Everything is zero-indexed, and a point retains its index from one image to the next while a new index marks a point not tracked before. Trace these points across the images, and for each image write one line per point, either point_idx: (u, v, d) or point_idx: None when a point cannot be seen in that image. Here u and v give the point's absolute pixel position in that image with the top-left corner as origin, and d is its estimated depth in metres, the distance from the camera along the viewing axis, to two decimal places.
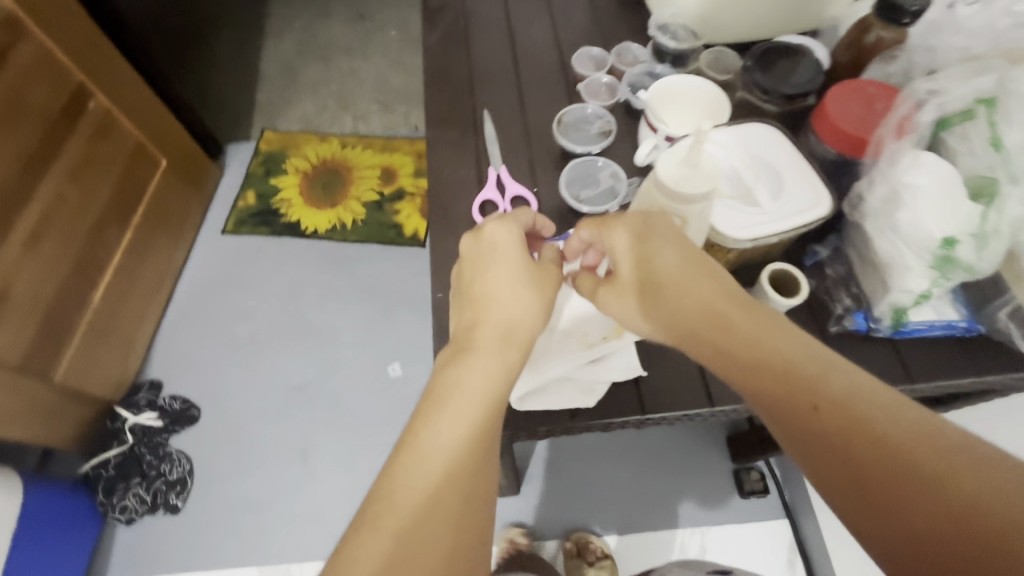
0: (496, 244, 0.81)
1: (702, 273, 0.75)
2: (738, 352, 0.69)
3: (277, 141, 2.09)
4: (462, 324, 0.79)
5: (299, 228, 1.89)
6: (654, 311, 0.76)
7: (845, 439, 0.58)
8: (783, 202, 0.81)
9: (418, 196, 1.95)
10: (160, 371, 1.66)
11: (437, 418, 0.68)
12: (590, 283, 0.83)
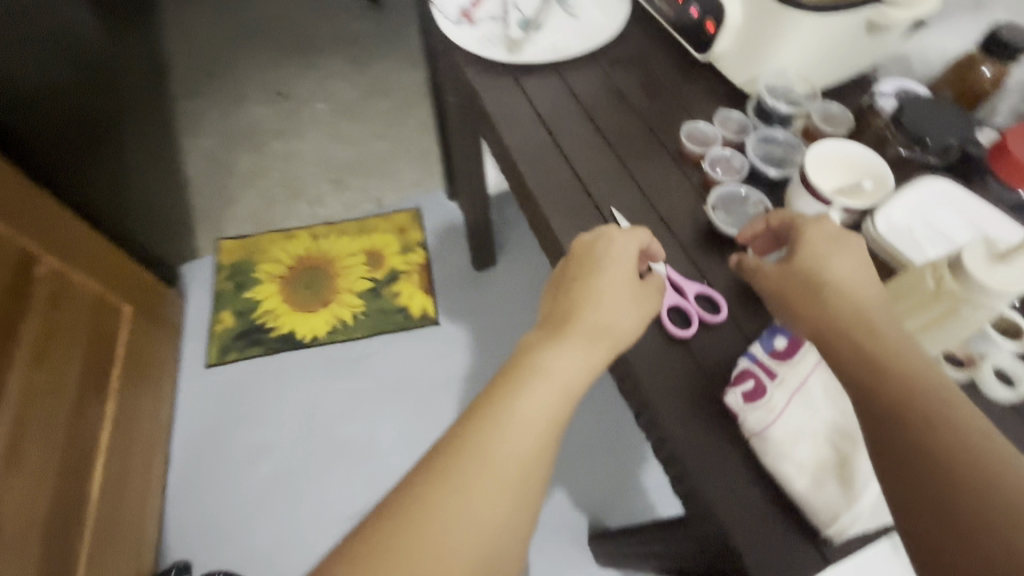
0: (606, 234, 0.62)
1: (863, 277, 0.51)
2: (861, 355, 0.46)
3: (238, 248, 1.87)
4: (557, 312, 0.58)
5: (295, 339, 1.70)
6: (809, 297, 0.52)
7: (941, 457, 0.39)
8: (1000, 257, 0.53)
9: (415, 273, 1.83)
10: (183, 549, 1.42)
11: (514, 418, 0.50)
12: (771, 276, 0.55)
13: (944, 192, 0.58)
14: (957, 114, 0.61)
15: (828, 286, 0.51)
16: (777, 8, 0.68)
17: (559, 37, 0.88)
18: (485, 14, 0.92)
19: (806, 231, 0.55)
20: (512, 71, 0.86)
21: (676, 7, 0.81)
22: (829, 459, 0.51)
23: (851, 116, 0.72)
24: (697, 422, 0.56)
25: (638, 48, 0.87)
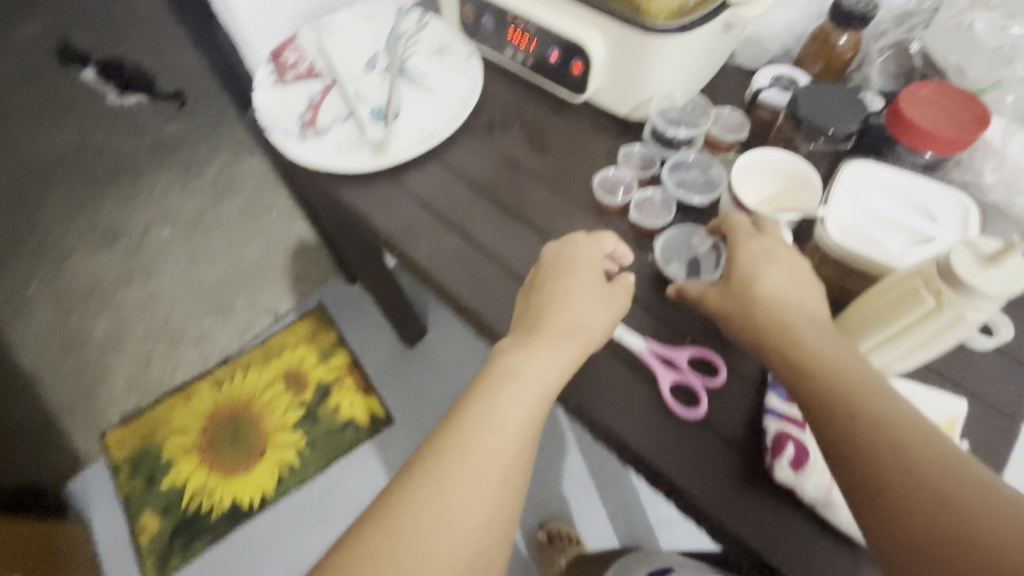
0: (572, 236, 0.62)
1: (787, 286, 0.52)
2: (788, 357, 0.48)
3: (126, 438, 1.44)
4: (534, 315, 0.58)
5: (241, 510, 1.37)
6: (742, 315, 0.52)
7: (876, 451, 0.41)
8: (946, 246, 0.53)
9: (347, 375, 1.54)
10: None
11: (491, 423, 0.51)
12: (713, 298, 0.55)
13: (871, 175, 0.58)
14: (848, 96, 0.61)
15: (764, 295, 0.52)
16: (639, 36, 0.65)
17: (420, 116, 0.80)
18: (329, 118, 0.81)
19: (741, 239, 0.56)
20: (387, 171, 0.76)
21: (531, 55, 0.75)
22: None
23: (745, 116, 0.70)
24: (752, 504, 0.51)
25: (505, 104, 0.81)
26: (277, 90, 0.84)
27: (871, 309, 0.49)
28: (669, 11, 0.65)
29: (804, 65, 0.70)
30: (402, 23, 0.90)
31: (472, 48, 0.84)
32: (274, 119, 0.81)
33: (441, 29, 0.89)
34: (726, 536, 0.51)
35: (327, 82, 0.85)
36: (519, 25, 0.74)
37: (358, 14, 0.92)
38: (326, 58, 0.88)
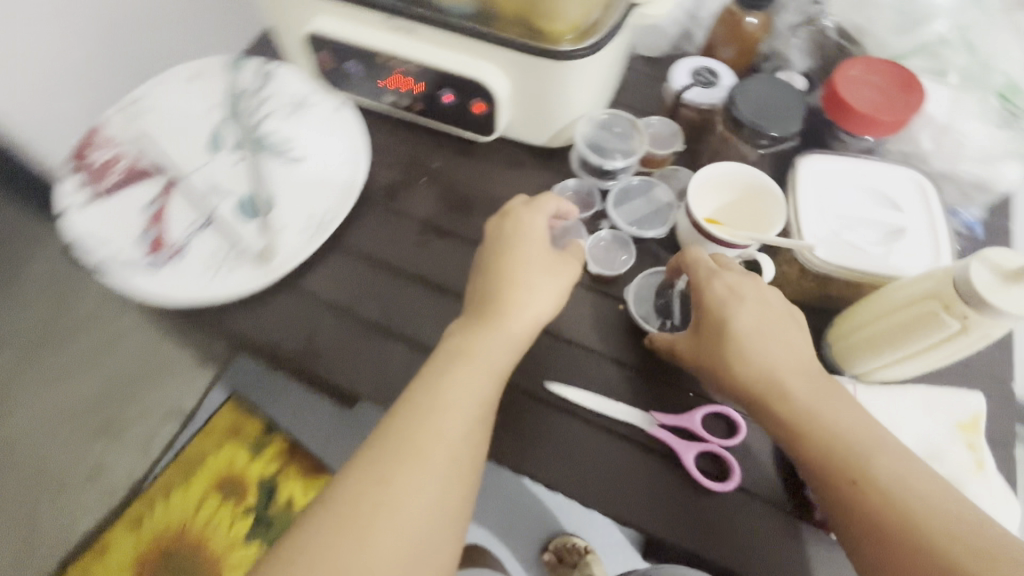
0: (511, 210, 0.57)
1: (764, 329, 0.47)
2: (780, 418, 0.44)
3: None
4: (484, 296, 0.53)
5: None
6: (720, 368, 0.47)
7: (884, 525, 0.39)
8: (919, 240, 0.50)
9: (297, 453, 1.04)
10: None
11: (439, 408, 0.47)
12: (686, 345, 0.50)
13: (834, 171, 0.54)
14: (784, 87, 0.56)
15: (744, 338, 0.46)
16: (548, 62, 0.54)
17: (303, 198, 0.65)
18: (184, 227, 0.63)
19: (712, 274, 0.49)
20: (285, 279, 0.61)
21: (419, 99, 0.63)
22: None
23: (674, 126, 0.64)
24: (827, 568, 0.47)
25: (402, 161, 0.68)
26: (96, 206, 0.63)
27: (880, 328, 0.46)
28: (572, 28, 0.54)
29: (715, 52, 0.65)
30: (239, 79, 0.73)
31: (340, 98, 0.70)
32: (106, 249, 0.61)
33: (293, 79, 0.73)
34: (694, 556, 0.49)
35: (164, 178, 0.66)
36: (394, 68, 0.60)
37: (175, 78, 0.72)
38: (153, 147, 0.68)
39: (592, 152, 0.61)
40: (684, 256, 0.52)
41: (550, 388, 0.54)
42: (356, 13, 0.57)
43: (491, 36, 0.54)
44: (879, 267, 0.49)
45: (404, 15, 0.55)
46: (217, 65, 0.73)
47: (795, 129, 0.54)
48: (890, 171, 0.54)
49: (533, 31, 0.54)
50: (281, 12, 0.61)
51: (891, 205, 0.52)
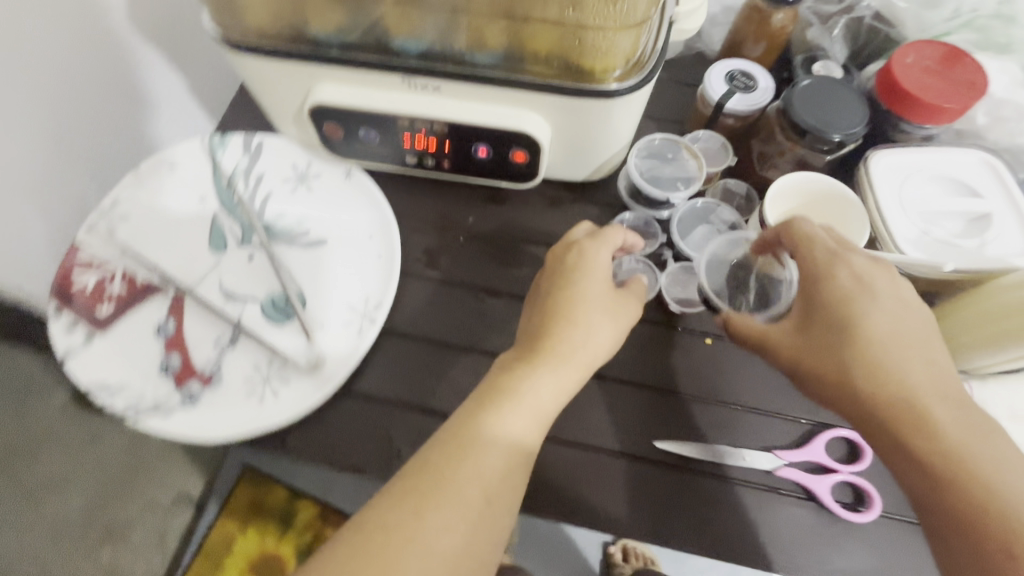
0: (575, 243, 0.53)
1: (891, 333, 0.42)
2: (888, 425, 0.40)
3: None
4: (538, 327, 0.49)
5: None
6: (833, 366, 0.43)
7: (984, 548, 0.36)
8: (1007, 226, 0.49)
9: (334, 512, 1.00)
10: None
11: (480, 445, 0.43)
12: (787, 341, 0.45)
13: (907, 161, 0.52)
14: (836, 85, 0.53)
15: (867, 340, 0.42)
16: (596, 101, 0.48)
17: (337, 287, 0.58)
18: (211, 346, 0.56)
19: (835, 264, 0.45)
20: (342, 385, 0.54)
21: (447, 157, 0.56)
22: None
23: (719, 138, 0.60)
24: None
25: (434, 221, 0.62)
26: (103, 343, 0.55)
27: (1003, 325, 0.45)
28: (621, 61, 0.47)
29: (744, 51, 0.62)
30: (224, 162, 0.64)
31: (346, 164, 0.62)
32: (128, 392, 0.53)
33: (285, 150, 0.64)
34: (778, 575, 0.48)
35: (170, 294, 0.58)
36: (415, 128, 0.54)
37: (151, 174, 0.63)
38: (147, 259, 0.59)
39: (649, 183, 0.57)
40: (784, 227, 0.48)
41: (658, 445, 0.51)
42: (371, 79, 0.50)
43: (533, 82, 0.48)
44: (980, 261, 0.48)
45: (432, 74, 0.48)
46: (195, 149, 0.64)
47: (859, 126, 0.52)
48: (962, 155, 0.53)
49: (577, 69, 0.47)
50: (278, 84, 0.54)
51: (971, 192, 0.51)
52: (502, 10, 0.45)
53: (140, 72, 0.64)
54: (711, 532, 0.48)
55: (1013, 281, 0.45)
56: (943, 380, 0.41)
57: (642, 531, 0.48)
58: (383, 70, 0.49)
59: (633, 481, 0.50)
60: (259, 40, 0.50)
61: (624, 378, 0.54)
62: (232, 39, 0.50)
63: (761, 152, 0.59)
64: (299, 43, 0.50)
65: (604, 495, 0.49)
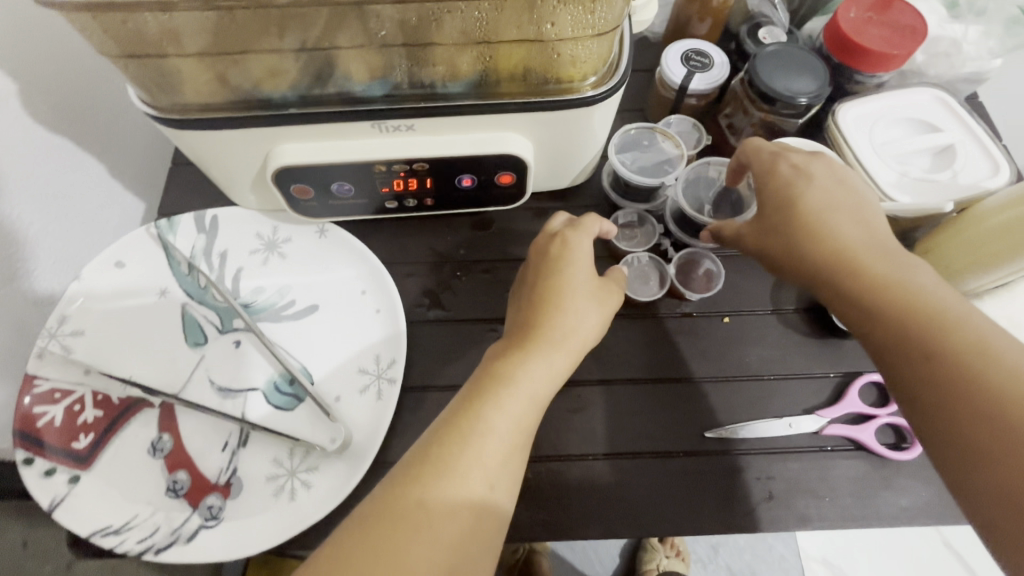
0: (558, 233, 0.52)
1: (835, 207, 0.43)
2: (846, 294, 0.41)
3: None
4: (528, 315, 0.48)
5: None
6: (788, 249, 0.44)
7: (958, 393, 0.34)
8: (970, 154, 0.53)
9: None
10: None
11: (484, 426, 0.41)
12: (750, 234, 0.47)
13: (870, 107, 0.55)
14: (791, 49, 0.55)
15: (814, 216, 0.43)
16: (578, 109, 0.46)
17: (342, 353, 0.54)
18: (219, 451, 0.50)
19: (779, 156, 0.46)
20: (376, 457, 0.50)
21: (432, 193, 0.53)
22: None
23: (690, 121, 0.61)
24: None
25: (425, 260, 0.59)
26: (93, 481, 0.49)
27: (991, 249, 0.48)
28: (597, 67, 0.46)
29: (691, 30, 0.62)
30: (179, 246, 0.58)
31: (318, 222, 0.58)
32: (138, 528, 0.47)
33: (245, 220, 0.59)
34: (829, 527, 0.49)
35: (157, 406, 0.52)
36: (393, 172, 0.50)
37: (100, 278, 0.56)
38: (119, 374, 0.53)
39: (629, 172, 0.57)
40: (742, 149, 0.50)
41: (709, 435, 0.51)
42: (337, 129, 0.46)
43: (515, 103, 0.45)
44: (957, 191, 0.51)
45: (404, 113, 0.45)
46: (143, 240, 0.58)
47: (822, 83, 0.53)
48: (917, 94, 0.56)
49: (556, 82, 0.46)
50: (233, 153, 0.49)
51: (932, 126, 0.54)
52: (475, 37, 0.42)
53: (72, 170, 0.57)
54: (775, 505, 0.49)
55: (992, 204, 0.48)
56: (895, 245, 0.41)
57: (713, 525, 0.49)
58: (349, 119, 0.45)
59: (689, 472, 0.50)
60: (206, 112, 0.45)
61: (656, 376, 0.54)
62: (173, 116, 0.45)
63: (730, 124, 0.60)
64: (251, 107, 0.45)
65: (667, 502, 0.49)
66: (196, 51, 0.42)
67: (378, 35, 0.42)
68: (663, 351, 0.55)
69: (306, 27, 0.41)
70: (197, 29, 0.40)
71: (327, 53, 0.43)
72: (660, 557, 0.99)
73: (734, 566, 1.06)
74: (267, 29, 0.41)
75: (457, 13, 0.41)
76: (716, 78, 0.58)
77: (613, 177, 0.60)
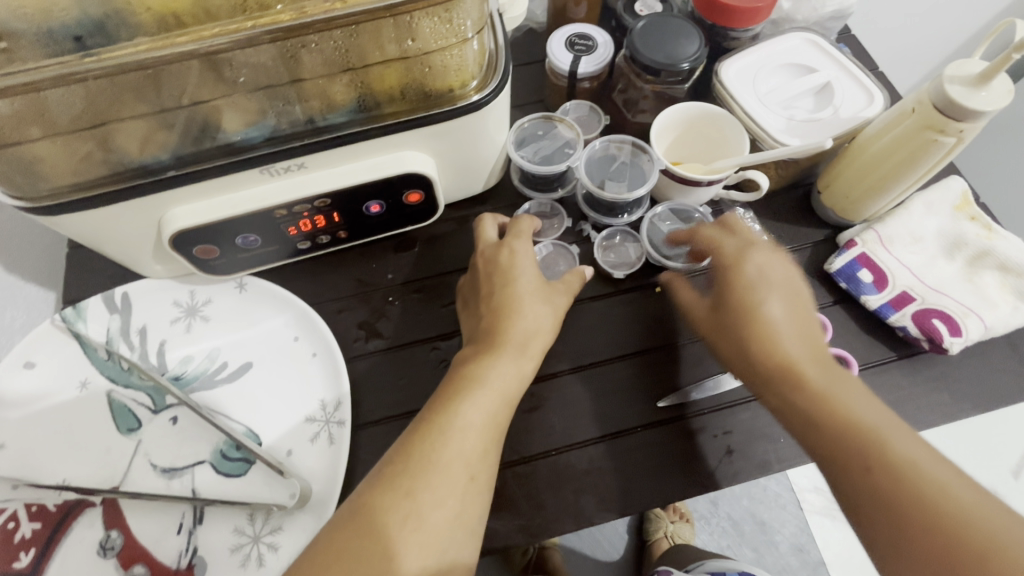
0: (505, 243, 0.52)
1: (784, 314, 0.48)
2: (788, 393, 0.44)
3: None
4: (489, 316, 0.48)
5: None
6: (737, 348, 0.48)
7: (883, 477, 0.38)
8: (846, 87, 0.55)
9: None
10: None
11: (461, 423, 0.41)
12: (706, 324, 0.51)
13: (749, 59, 0.57)
14: (665, 16, 0.56)
15: (761, 322, 0.47)
16: (469, 116, 0.46)
17: (286, 405, 0.53)
18: (175, 534, 0.48)
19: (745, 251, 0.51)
20: (340, 503, 0.49)
21: (343, 225, 0.52)
22: (992, 292, 0.53)
23: (585, 105, 0.62)
24: (960, 376, 0.52)
25: (354, 291, 0.58)
26: None
27: (879, 174, 0.51)
28: (475, 71, 0.46)
29: (570, 15, 0.63)
30: (92, 332, 0.55)
31: (235, 278, 0.56)
32: None
33: (157, 290, 0.57)
34: (786, 466, 0.51)
35: (99, 504, 0.49)
36: (295, 214, 0.49)
37: (10, 385, 0.52)
38: (53, 481, 0.49)
39: (526, 161, 0.57)
40: (697, 231, 0.55)
41: (662, 404, 0.52)
42: (224, 182, 0.45)
43: (403, 122, 0.45)
44: (841, 125, 0.53)
45: (292, 152, 0.44)
46: (50, 335, 0.54)
47: (699, 44, 0.54)
48: (788, 37, 0.58)
49: (437, 93, 0.45)
50: (121, 228, 0.46)
51: (806, 67, 0.57)
52: (340, 64, 0.42)
53: None
54: (737, 458, 0.51)
55: (871, 132, 0.51)
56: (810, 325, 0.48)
57: (681, 491, 0.50)
58: (233, 170, 0.44)
59: (653, 446, 0.51)
60: (79, 193, 0.42)
61: (600, 359, 0.54)
62: (45, 203, 0.42)
63: (624, 99, 0.61)
64: (126, 177, 0.43)
65: (635, 480, 0.50)
66: (49, 133, 0.40)
67: (237, 82, 0.42)
68: (606, 333, 0.55)
69: (160, 89, 0.40)
70: (41, 109, 0.38)
71: (196, 110, 0.42)
72: (665, 525, 1.00)
73: (735, 515, 1.09)
74: (122, 96, 0.40)
75: (312, 46, 0.41)
76: (601, 56, 0.59)
77: (523, 174, 0.60)
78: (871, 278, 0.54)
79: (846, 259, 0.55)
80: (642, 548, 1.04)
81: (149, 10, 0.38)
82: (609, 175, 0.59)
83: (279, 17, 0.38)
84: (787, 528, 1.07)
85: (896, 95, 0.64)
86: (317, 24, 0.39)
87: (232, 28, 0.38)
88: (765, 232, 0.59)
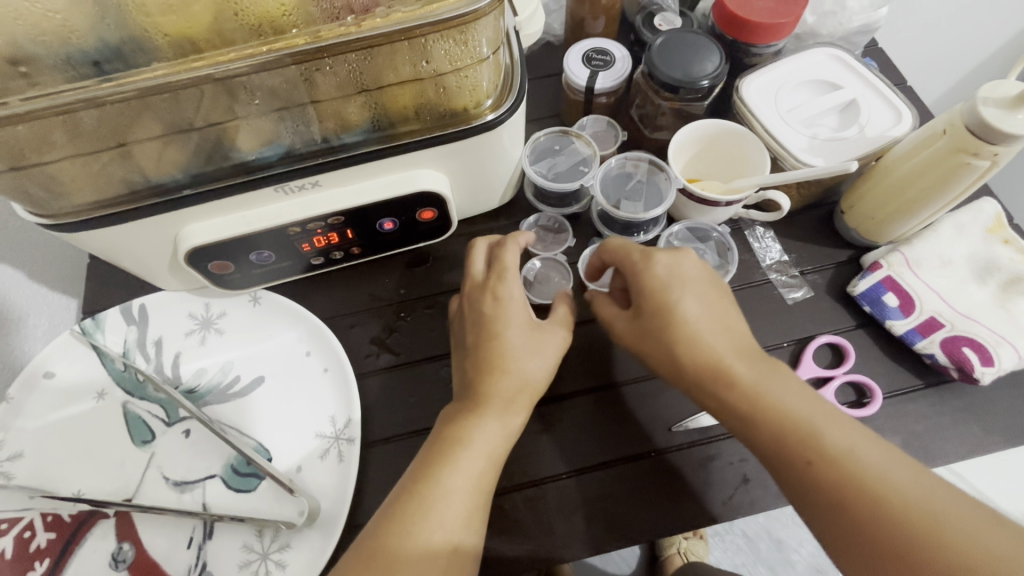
0: (489, 287, 0.50)
1: (711, 318, 0.45)
2: (728, 406, 0.44)
3: None
4: (474, 372, 0.47)
5: None
6: (669, 359, 0.46)
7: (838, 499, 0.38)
8: (871, 105, 0.53)
9: None
10: None
11: (443, 495, 0.41)
12: (626, 330, 0.48)
13: (772, 74, 0.56)
14: (688, 31, 0.55)
15: (693, 329, 0.45)
16: (482, 136, 0.46)
17: (296, 422, 0.53)
18: (184, 548, 0.48)
19: (651, 252, 0.47)
20: (347, 521, 0.49)
21: (357, 240, 0.52)
22: None
23: (604, 119, 0.61)
24: (991, 407, 0.50)
25: (367, 306, 0.58)
26: None
27: (908, 195, 0.49)
28: (491, 91, 0.45)
29: (588, 28, 0.62)
30: (110, 344, 0.56)
31: (249, 292, 0.57)
32: None
33: (173, 302, 0.57)
34: None
35: (112, 515, 0.50)
36: (309, 230, 0.49)
37: (29, 393, 0.53)
38: (68, 490, 0.50)
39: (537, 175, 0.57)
40: (605, 247, 0.51)
41: (677, 429, 0.51)
42: (240, 200, 0.45)
43: (418, 142, 0.45)
44: (867, 145, 0.52)
45: (307, 170, 0.44)
46: (68, 345, 0.55)
47: (720, 61, 0.53)
48: (812, 53, 0.57)
49: (454, 113, 0.45)
50: (140, 244, 0.47)
51: (831, 82, 0.55)
52: (355, 86, 0.42)
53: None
54: (754, 486, 0.49)
55: (899, 153, 0.49)
56: (739, 330, 0.46)
57: (694, 519, 0.48)
58: (247, 190, 0.44)
59: (666, 473, 0.50)
60: (99, 211, 0.43)
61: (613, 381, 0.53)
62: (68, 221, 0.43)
63: (641, 114, 0.60)
64: (144, 196, 0.44)
65: (647, 507, 0.49)
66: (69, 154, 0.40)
67: (252, 104, 0.41)
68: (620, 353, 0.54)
69: (177, 112, 0.40)
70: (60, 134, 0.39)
71: (212, 130, 0.42)
72: (679, 541, 0.98)
73: (750, 532, 1.06)
74: (140, 119, 0.40)
75: (327, 69, 0.40)
76: (619, 71, 0.58)
77: (537, 189, 0.60)
78: (897, 303, 0.52)
79: (873, 283, 0.53)
80: (654, 564, 1.02)
81: (166, 35, 0.38)
82: (625, 195, 0.59)
83: (297, 41, 0.38)
84: (805, 547, 1.04)
85: (926, 111, 0.62)
86: (333, 47, 0.38)
87: (248, 52, 0.38)
88: (785, 252, 0.57)
